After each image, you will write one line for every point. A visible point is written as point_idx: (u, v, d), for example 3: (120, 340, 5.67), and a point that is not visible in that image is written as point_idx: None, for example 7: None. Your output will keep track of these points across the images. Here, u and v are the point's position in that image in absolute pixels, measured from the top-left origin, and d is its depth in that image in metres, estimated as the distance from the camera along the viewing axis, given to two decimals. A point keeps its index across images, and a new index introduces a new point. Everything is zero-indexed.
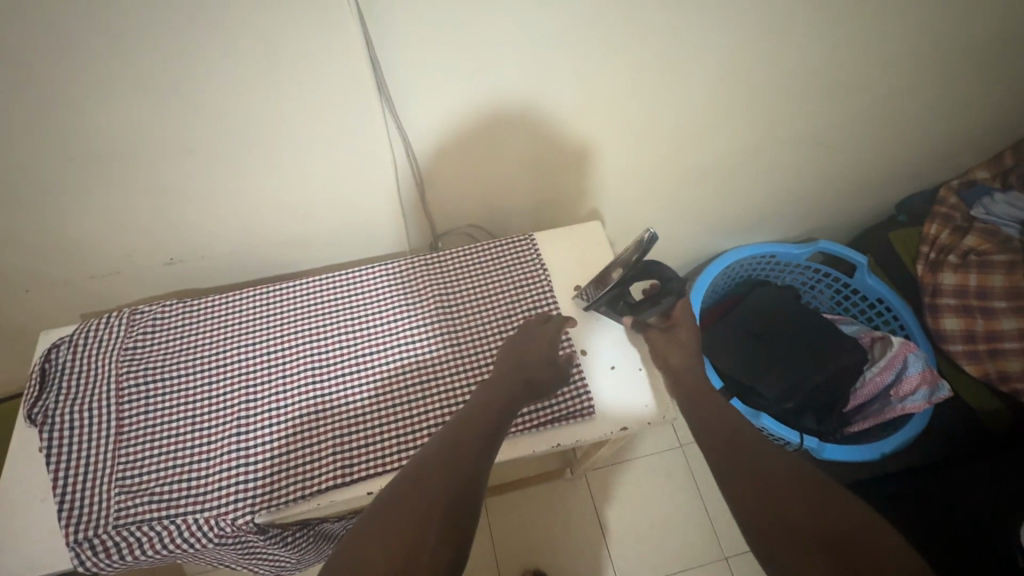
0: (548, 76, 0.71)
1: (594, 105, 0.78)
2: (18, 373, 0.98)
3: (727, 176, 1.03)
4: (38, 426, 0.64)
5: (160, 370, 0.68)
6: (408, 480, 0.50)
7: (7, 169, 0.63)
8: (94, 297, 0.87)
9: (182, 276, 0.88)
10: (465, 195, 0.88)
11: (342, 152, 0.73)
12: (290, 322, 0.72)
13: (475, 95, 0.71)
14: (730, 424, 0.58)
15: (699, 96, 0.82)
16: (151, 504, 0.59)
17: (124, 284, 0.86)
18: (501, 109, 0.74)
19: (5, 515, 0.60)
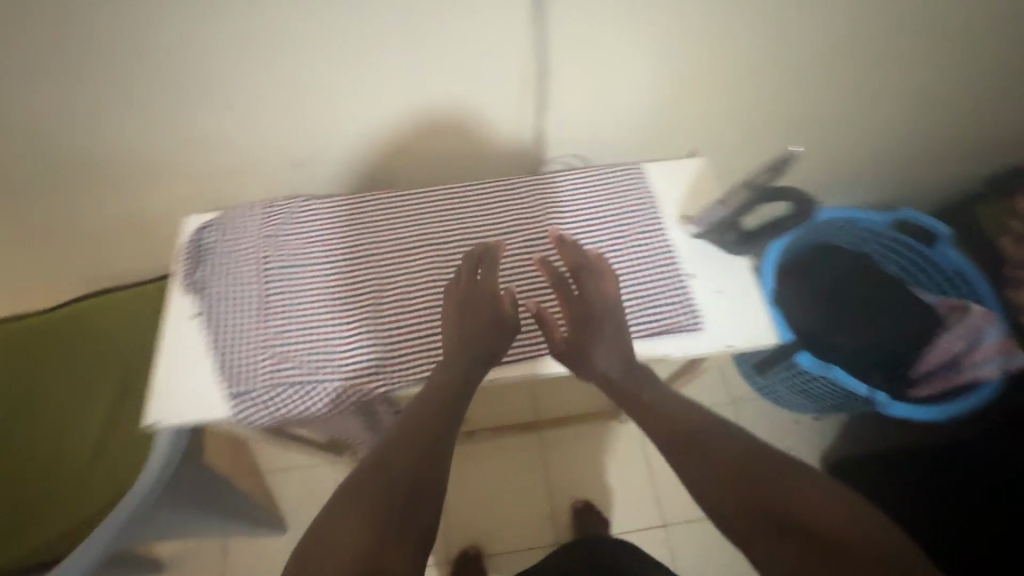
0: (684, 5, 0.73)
1: (719, 31, 0.78)
2: (140, 261, 1.07)
3: (825, 133, 1.03)
4: (194, 295, 0.71)
5: (294, 258, 0.74)
6: (382, 457, 0.57)
7: (175, 45, 0.68)
8: (221, 192, 0.93)
9: (302, 179, 0.93)
10: (576, 128, 0.90)
11: (477, 66, 0.77)
12: (410, 228, 0.76)
13: (611, 11, 0.72)
14: (678, 412, 0.64)
15: (821, 32, 0.82)
16: (297, 370, 0.67)
17: (250, 182, 0.92)
18: (631, 28, 0.75)
19: (164, 369, 0.67)
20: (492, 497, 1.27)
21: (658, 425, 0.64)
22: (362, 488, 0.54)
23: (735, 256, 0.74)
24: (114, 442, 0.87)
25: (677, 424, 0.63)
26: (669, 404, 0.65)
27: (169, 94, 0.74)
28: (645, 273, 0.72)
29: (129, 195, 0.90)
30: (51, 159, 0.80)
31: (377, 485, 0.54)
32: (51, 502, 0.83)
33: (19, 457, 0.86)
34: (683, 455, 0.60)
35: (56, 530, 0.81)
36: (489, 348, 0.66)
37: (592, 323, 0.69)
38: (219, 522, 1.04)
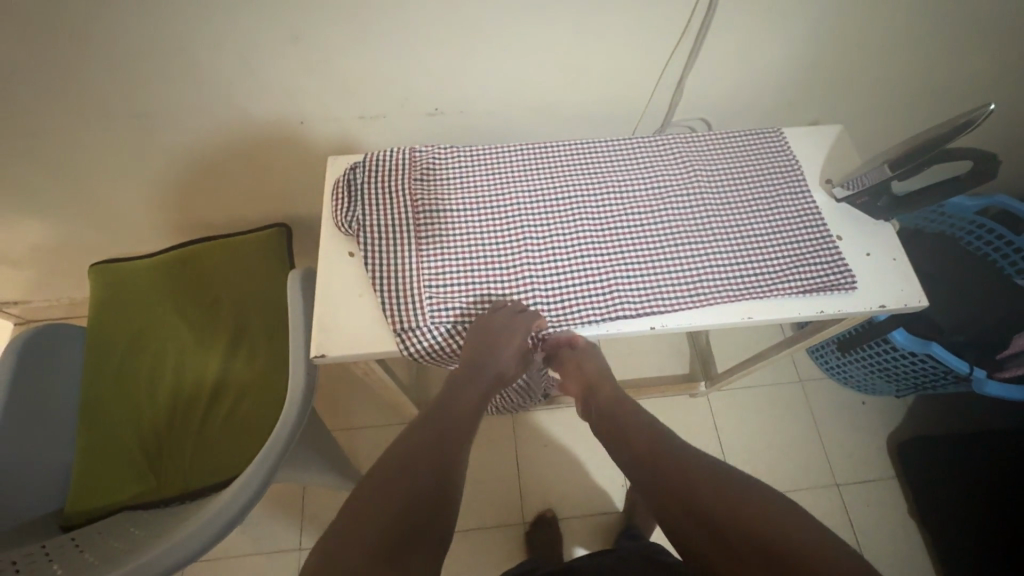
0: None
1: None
2: (249, 205, 1.07)
3: (946, 109, 1.03)
4: (350, 233, 0.72)
5: (446, 202, 0.74)
6: (368, 489, 0.51)
7: None
8: (350, 136, 0.93)
9: (431, 129, 0.93)
10: (713, 84, 0.90)
11: (643, 12, 0.75)
12: (556, 177, 0.77)
13: None
14: (641, 439, 0.61)
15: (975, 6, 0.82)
16: (459, 309, 0.67)
17: (381, 128, 0.92)
18: None
19: (326, 303, 0.68)
20: (568, 457, 1.30)
21: (630, 457, 0.60)
22: (345, 524, 0.47)
23: (882, 220, 0.75)
24: (234, 377, 0.91)
25: (645, 456, 0.59)
26: (632, 429, 0.63)
27: (333, 33, 0.74)
28: (795, 231, 0.73)
29: (264, 130, 0.90)
30: (202, 87, 0.81)
31: (362, 525, 0.47)
32: (179, 433, 0.87)
33: (144, 389, 0.90)
34: (652, 491, 0.55)
35: (186, 459, 0.85)
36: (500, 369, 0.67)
37: (750, 275, 0.70)
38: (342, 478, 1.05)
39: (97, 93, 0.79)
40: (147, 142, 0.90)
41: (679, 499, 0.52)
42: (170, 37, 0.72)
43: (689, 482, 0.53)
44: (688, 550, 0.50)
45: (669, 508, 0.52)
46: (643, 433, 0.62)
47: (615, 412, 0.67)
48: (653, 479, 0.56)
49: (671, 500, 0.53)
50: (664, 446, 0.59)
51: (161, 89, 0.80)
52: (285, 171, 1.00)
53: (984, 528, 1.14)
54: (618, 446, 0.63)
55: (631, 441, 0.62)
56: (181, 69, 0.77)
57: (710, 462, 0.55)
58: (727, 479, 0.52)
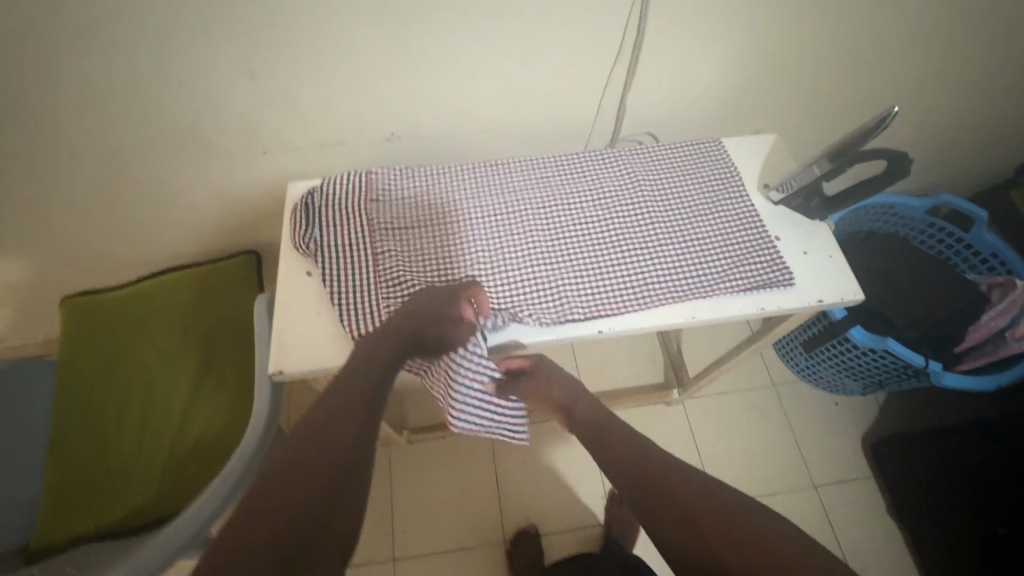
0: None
1: (802, 13, 0.84)
2: (220, 235, 1.10)
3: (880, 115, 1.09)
4: (307, 253, 0.74)
5: (401, 219, 0.77)
6: (274, 483, 0.52)
7: (307, 18, 0.72)
8: (313, 165, 0.97)
9: (391, 154, 0.97)
10: (655, 99, 0.95)
11: (578, 33, 0.80)
12: (507, 193, 0.80)
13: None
14: (624, 453, 0.68)
15: (890, 18, 0.88)
16: None
17: (342, 155, 0.96)
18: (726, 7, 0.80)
19: (283, 322, 0.70)
20: (545, 472, 1.30)
21: (622, 475, 0.65)
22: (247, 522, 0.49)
23: (817, 220, 0.79)
24: (203, 403, 0.92)
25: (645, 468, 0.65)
26: (615, 440, 0.70)
27: (289, 67, 0.78)
28: (735, 233, 0.77)
29: (226, 161, 0.93)
30: (163, 120, 0.84)
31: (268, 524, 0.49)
32: (147, 461, 0.87)
33: (113, 419, 0.91)
34: (654, 516, 0.60)
35: (155, 486, 0.85)
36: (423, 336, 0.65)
37: (693, 276, 0.73)
38: None
39: (61, 131, 0.82)
40: (113, 177, 0.92)
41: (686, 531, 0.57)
42: (129, 72, 0.75)
43: (687, 510, 0.58)
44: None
45: (674, 537, 0.57)
46: (631, 447, 0.68)
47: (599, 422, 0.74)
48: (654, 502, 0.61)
49: (675, 531, 0.58)
50: (652, 464, 0.65)
51: (125, 124, 0.83)
52: (250, 200, 1.03)
53: (982, 537, 1.11)
54: (601, 451, 0.70)
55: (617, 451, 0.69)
56: (142, 103, 0.80)
57: (699, 480, 0.61)
58: (719, 501, 0.58)
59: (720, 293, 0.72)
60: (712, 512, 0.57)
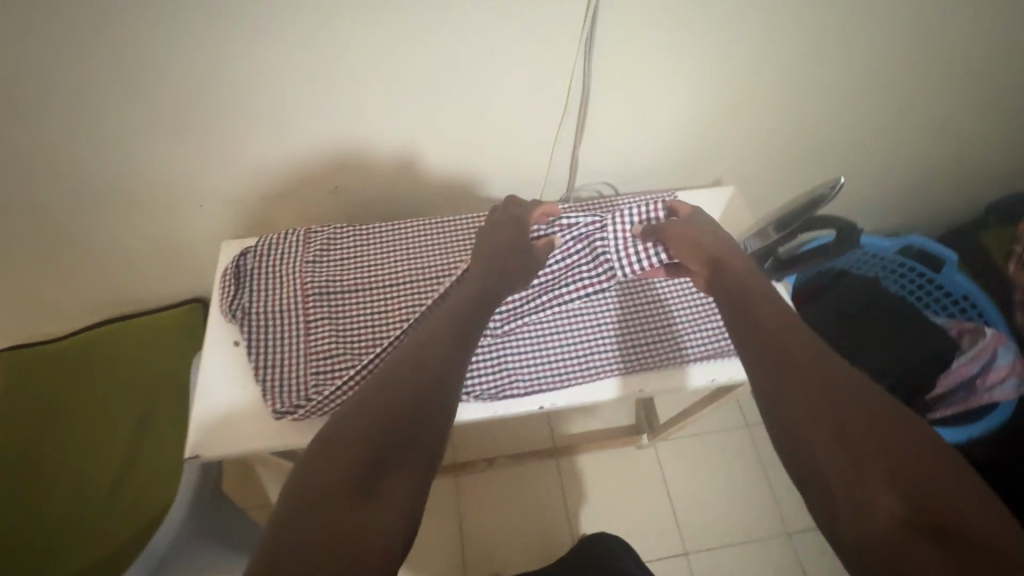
0: (721, 35, 0.76)
1: (750, 65, 0.83)
2: (166, 282, 1.06)
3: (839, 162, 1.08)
4: (236, 325, 0.70)
5: (339, 284, 0.74)
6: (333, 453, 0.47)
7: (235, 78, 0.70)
8: (259, 217, 0.93)
9: (340, 205, 0.94)
10: (610, 151, 0.92)
11: (518, 90, 0.78)
12: (452, 254, 0.78)
13: (654, 42, 0.75)
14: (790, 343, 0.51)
15: (839, 70, 0.87)
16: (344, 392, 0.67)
17: (287, 207, 0.92)
18: (670, 60, 0.78)
19: (206, 397, 0.66)
20: (510, 523, 1.26)
21: (767, 359, 0.51)
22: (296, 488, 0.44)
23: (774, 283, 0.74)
24: (138, 466, 0.88)
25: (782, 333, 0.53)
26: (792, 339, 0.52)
27: (220, 122, 0.76)
28: (679, 302, 0.79)
29: (163, 213, 0.89)
30: (89, 176, 0.80)
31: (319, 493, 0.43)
32: (73, 531, 0.82)
33: (40, 483, 0.85)
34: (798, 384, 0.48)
35: (79, 559, 0.79)
36: (504, 264, 0.69)
37: (648, 343, 0.76)
38: None
39: None
40: (45, 233, 0.88)
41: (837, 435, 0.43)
42: (46, 128, 0.72)
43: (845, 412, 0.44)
44: (812, 478, 0.43)
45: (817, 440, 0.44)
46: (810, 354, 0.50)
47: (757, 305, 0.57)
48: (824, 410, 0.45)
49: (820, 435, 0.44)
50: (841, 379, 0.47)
51: (50, 180, 0.79)
52: (194, 250, 0.99)
53: None
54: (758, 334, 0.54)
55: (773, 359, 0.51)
56: (66, 158, 0.76)
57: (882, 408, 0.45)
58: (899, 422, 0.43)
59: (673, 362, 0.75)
60: (877, 422, 0.43)
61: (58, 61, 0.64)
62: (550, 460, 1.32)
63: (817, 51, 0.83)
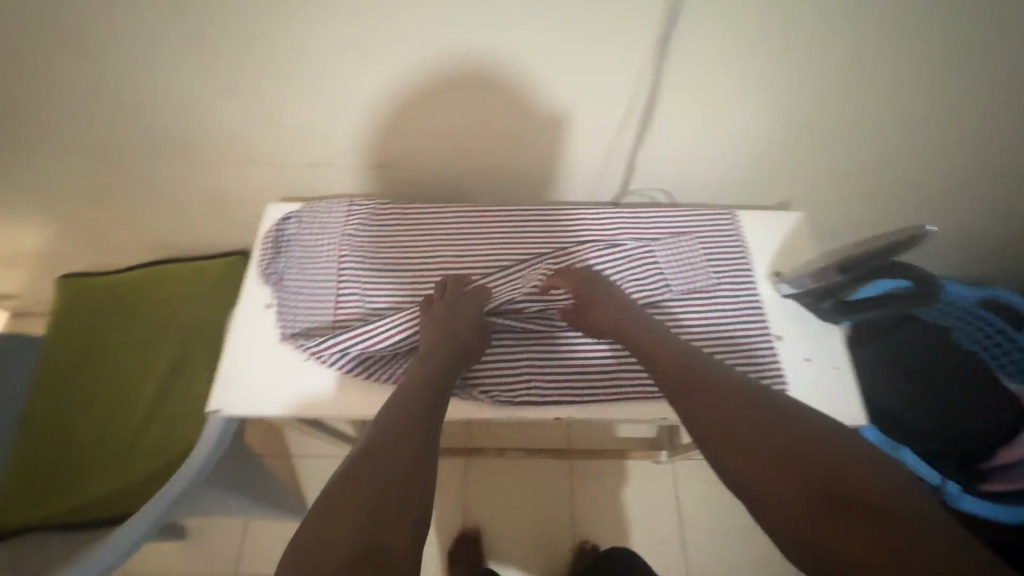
0: (811, 45, 0.69)
1: (842, 86, 0.75)
2: (214, 234, 1.08)
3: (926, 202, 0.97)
4: (269, 285, 0.71)
5: (374, 261, 0.74)
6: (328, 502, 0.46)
7: (299, 46, 0.70)
8: (307, 184, 0.94)
9: (387, 182, 0.93)
10: (670, 159, 0.87)
11: (581, 87, 0.74)
12: (490, 245, 0.76)
13: (736, 51, 0.69)
14: (731, 414, 0.51)
15: (946, 101, 0.78)
16: (362, 363, 0.66)
17: (335, 177, 0.92)
18: (752, 72, 0.72)
19: (231, 356, 0.67)
20: (514, 516, 1.25)
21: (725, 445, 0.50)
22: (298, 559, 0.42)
23: (832, 324, 0.70)
24: (166, 405, 0.91)
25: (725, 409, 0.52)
26: (731, 396, 0.53)
27: (280, 87, 0.75)
28: (732, 327, 0.69)
29: (218, 169, 0.91)
30: (153, 126, 0.82)
31: (320, 554, 0.42)
32: (105, 457, 0.86)
33: (82, 406, 0.91)
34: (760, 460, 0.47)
35: (102, 485, 0.84)
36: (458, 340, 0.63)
37: None
38: (269, 515, 1.03)
39: (54, 125, 0.82)
40: (109, 173, 0.92)
41: (801, 481, 0.45)
42: (116, 73, 0.74)
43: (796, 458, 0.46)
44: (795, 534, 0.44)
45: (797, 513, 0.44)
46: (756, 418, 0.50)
47: (693, 374, 0.57)
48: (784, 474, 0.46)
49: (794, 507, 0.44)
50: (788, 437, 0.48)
51: (117, 125, 0.82)
52: (243, 208, 1.01)
53: None
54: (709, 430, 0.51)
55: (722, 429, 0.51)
56: (132, 104, 0.78)
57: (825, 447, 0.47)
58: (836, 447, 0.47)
59: None
60: (825, 457, 0.46)
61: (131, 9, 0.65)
62: (562, 460, 1.31)
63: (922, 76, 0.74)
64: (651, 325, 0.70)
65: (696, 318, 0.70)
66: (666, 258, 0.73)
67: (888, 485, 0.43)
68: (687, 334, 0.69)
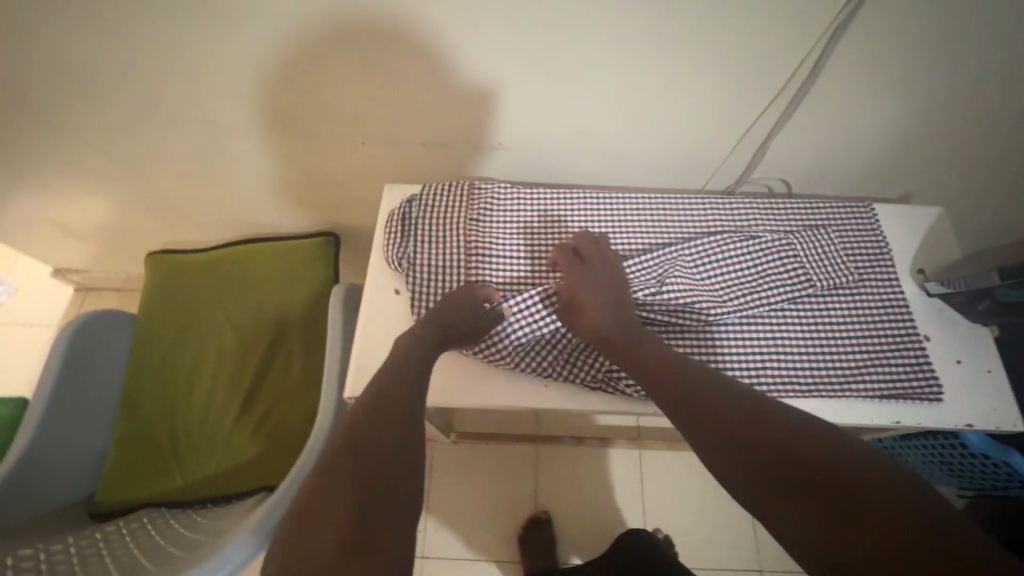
0: (1004, 30, 0.63)
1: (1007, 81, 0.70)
2: (303, 213, 1.07)
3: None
4: (399, 270, 0.70)
5: (502, 248, 0.71)
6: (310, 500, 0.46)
7: (441, 28, 0.66)
8: (411, 164, 0.91)
9: (495, 163, 0.90)
10: (801, 146, 0.82)
11: (729, 74, 0.70)
12: (620, 233, 0.74)
13: (908, 40, 0.65)
14: (705, 416, 0.50)
15: None
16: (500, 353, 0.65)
17: (442, 157, 0.89)
18: (917, 62, 0.68)
19: (367, 342, 0.66)
20: (585, 502, 1.25)
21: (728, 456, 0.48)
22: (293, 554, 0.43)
23: (980, 326, 0.67)
24: (266, 385, 0.91)
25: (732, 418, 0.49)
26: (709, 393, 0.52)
27: (409, 68, 0.72)
28: (879, 327, 0.67)
29: (324, 149, 0.89)
30: (267, 104, 0.80)
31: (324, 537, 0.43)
32: (209, 436, 0.87)
33: (181, 384, 0.91)
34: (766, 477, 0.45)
35: (210, 465, 0.84)
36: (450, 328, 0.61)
37: (839, 366, 0.65)
38: None
39: (165, 100, 0.80)
40: (212, 148, 0.90)
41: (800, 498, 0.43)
42: (242, 50, 0.71)
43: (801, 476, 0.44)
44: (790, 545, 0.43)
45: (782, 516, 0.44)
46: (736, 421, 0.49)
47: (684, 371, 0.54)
48: (756, 475, 0.46)
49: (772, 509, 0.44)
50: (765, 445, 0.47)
51: (230, 102, 0.80)
52: (339, 188, 0.99)
53: None
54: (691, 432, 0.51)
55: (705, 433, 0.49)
56: (249, 78, 0.75)
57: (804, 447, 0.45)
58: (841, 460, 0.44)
59: (871, 395, 0.63)
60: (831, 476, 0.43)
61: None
62: (633, 447, 1.31)
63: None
64: (795, 321, 0.67)
65: (841, 316, 0.67)
66: (806, 251, 0.70)
67: (868, 475, 0.43)
68: (833, 332, 0.67)
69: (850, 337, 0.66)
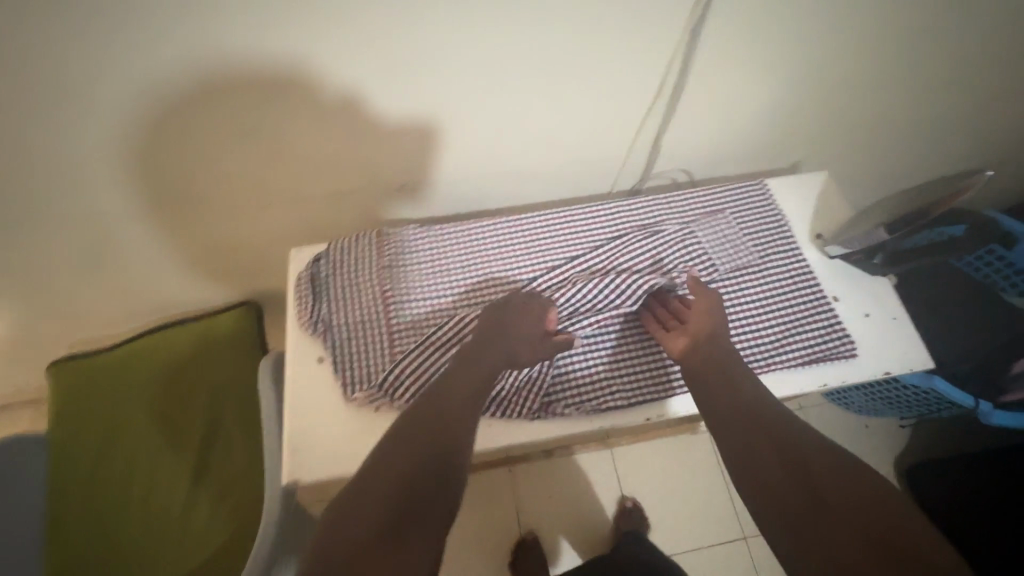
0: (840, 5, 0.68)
1: (856, 49, 0.76)
2: (217, 287, 1.01)
3: (936, 151, 0.99)
4: (316, 333, 0.67)
5: (419, 291, 0.70)
6: (379, 465, 0.47)
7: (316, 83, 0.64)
8: (318, 220, 0.88)
9: (403, 204, 0.88)
10: (694, 135, 0.86)
11: (611, 81, 0.72)
12: (534, 252, 0.74)
13: (764, 23, 0.69)
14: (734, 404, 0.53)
15: (951, 55, 0.80)
16: None
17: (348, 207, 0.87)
18: (775, 42, 0.72)
19: (297, 419, 0.63)
20: (566, 513, 1.25)
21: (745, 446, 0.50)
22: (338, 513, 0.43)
23: (880, 277, 0.72)
24: (212, 475, 0.86)
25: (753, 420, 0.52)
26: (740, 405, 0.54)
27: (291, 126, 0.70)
28: (789, 296, 0.70)
29: (223, 220, 0.84)
30: (149, 185, 0.75)
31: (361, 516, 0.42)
32: (153, 546, 0.80)
33: (114, 498, 0.84)
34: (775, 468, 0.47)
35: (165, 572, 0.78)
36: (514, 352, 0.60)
37: (758, 342, 0.67)
38: None
39: (32, 203, 0.73)
40: (101, 241, 0.83)
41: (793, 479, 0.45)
42: (105, 135, 0.66)
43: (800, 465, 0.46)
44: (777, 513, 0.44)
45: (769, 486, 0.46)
46: (769, 422, 0.51)
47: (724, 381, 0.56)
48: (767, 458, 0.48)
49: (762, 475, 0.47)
50: (793, 456, 0.47)
51: (106, 191, 0.74)
52: (249, 257, 0.94)
53: None
54: (711, 400, 0.55)
55: (720, 399, 0.55)
56: (122, 163, 0.70)
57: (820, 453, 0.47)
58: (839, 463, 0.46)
59: (793, 364, 0.66)
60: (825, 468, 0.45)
61: (137, 51, 0.57)
62: (604, 448, 1.32)
63: (949, 23, 0.74)
64: None
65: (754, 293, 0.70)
66: (711, 237, 0.73)
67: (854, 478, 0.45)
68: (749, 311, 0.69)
69: (765, 312, 0.69)
